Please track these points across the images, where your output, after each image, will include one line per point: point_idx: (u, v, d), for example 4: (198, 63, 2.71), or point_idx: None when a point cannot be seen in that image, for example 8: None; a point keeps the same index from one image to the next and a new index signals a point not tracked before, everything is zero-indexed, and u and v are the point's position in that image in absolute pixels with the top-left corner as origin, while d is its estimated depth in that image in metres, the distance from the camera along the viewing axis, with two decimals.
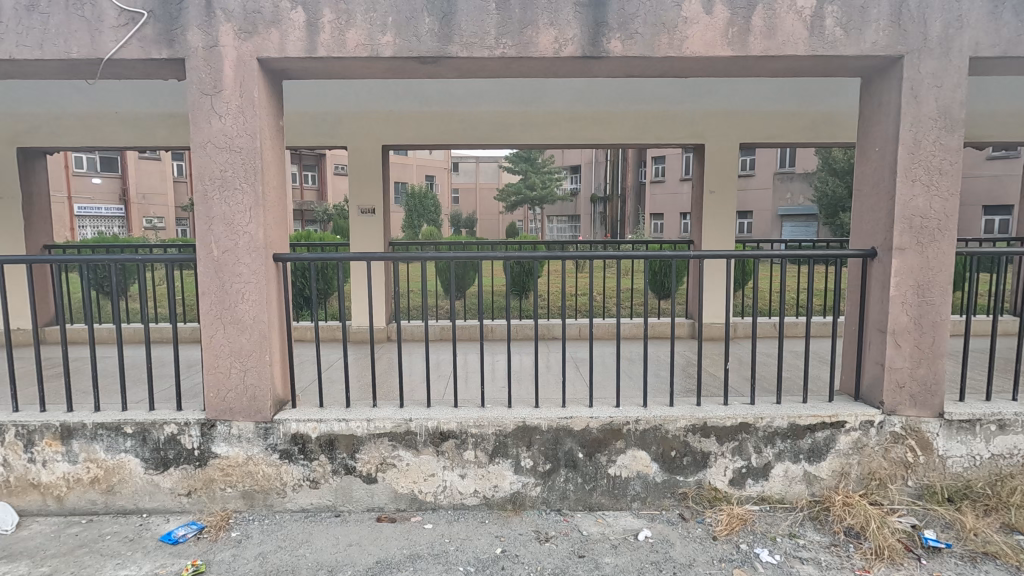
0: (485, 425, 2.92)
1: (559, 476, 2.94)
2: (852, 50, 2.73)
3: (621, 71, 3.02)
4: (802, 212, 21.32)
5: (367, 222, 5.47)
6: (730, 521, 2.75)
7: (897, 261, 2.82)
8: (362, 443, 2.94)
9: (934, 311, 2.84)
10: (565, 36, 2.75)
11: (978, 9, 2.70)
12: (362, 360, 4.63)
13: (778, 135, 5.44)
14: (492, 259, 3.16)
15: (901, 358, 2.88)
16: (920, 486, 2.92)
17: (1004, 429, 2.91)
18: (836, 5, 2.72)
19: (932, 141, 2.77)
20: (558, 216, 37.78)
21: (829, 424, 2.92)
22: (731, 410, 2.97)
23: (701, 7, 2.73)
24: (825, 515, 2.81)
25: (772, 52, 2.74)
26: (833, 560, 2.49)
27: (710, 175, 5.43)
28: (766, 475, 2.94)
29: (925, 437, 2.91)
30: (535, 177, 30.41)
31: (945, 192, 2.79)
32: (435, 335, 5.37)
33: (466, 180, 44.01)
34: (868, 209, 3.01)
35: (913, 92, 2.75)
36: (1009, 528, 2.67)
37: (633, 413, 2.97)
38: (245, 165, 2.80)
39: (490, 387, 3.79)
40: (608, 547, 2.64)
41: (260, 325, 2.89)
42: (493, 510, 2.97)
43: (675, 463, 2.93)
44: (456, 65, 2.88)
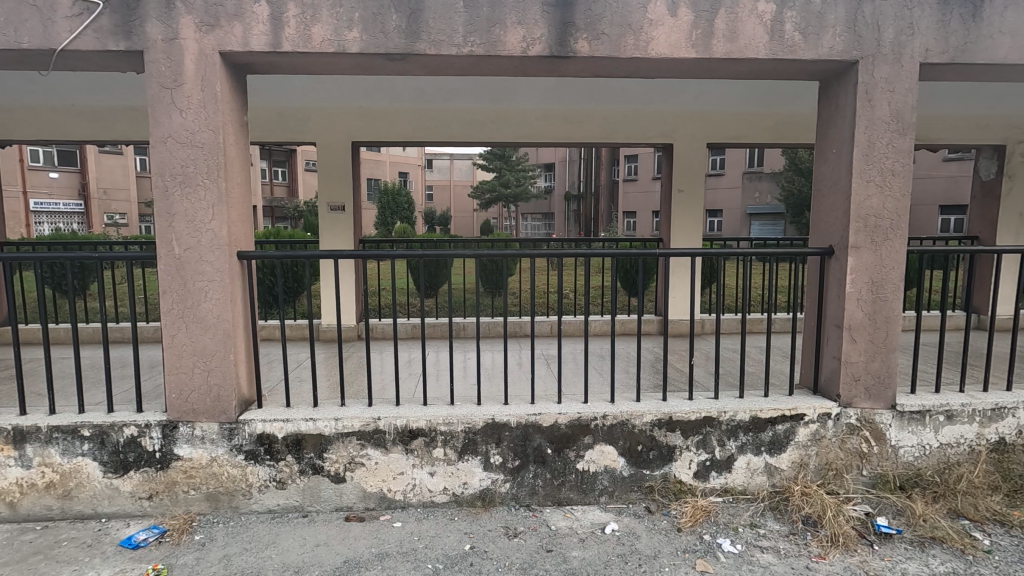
0: (453, 423, 2.93)
1: (528, 472, 2.97)
2: (810, 55, 2.82)
3: (589, 70, 3.05)
4: (769, 211, 21.84)
5: (337, 220, 5.43)
6: (695, 512, 2.82)
7: (852, 260, 2.93)
8: (329, 442, 2.92)
9: (887, 308, 2.96)
10: (533, 35, 2.76)
11: (927, 17, 2.81)
12: (331, 359, 4.59)
13: (743, 137, 5.59)
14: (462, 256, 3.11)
15: (857, 352, 2.99)
16: (874, 475, 3.04)
17: (951, 420, 3.05)
18: (795, 10, 2.80)
19: (886, 144, 2.88)
20: (532, 214, 37.86)
21: (788, 417, 3.01)
22: (695, 405, 3.04)
23: (666, 9, 2.78)
24: (784, 505, 2.90)
25: (734, 55, 2.81)
26: (791, 548, 2.58)
27: (678, 174, 5.53)
28: (729, 468, 3.01)
29: (879, 428, 3.03)
30: (510, 176, 30.45)
31: (897, 193, 2.91)
32: (405, 334, 5.34)
33: (440, 177, 43.80)
34: (827, 209, 3.11)
35: (867, 97, 2.85)
36: (955, 514, 2.80)
37: (600, 408, 3.01)
38: (208, 160, 2.74)
39: (460, 384, 3.81)
40: (575, 541, 2.68)
41: (224, 324, 2.84)
42: (463, 507, 2.98)
43: (641, 458, 2.98)
44: (423, 62, 2.87)
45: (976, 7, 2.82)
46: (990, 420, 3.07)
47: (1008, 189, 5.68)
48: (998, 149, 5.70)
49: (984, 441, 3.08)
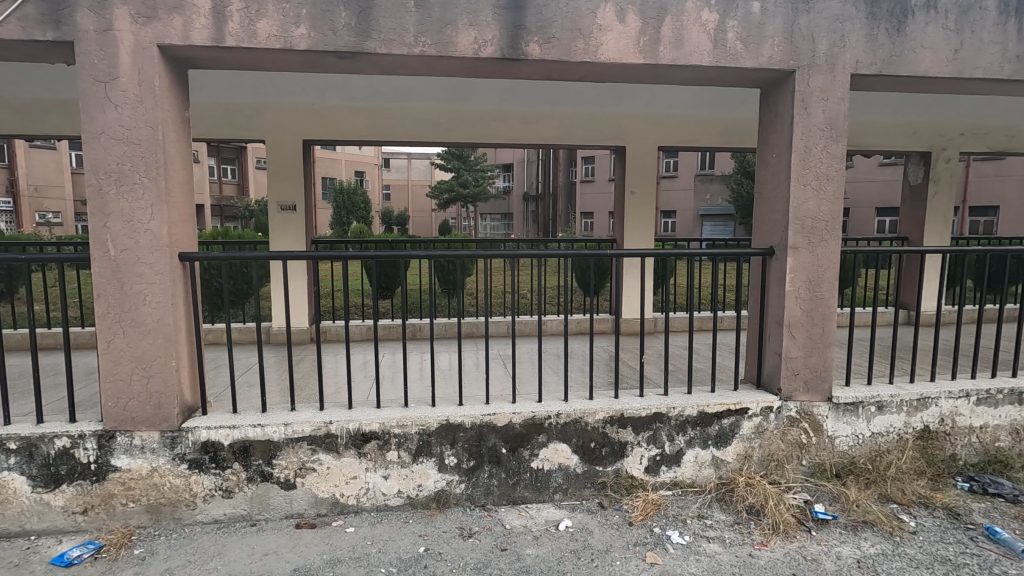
0: (408, 425, 2.91)
1: (483, 472, 2.98)
2: (750, 63, 2.94)
3: (541, 72, 3.08)
4: (720, 212, 22.59)
5: (287, 220, 5.29)
6: (645, 506, 2.89)
7: (790, 259, 3.07)
8: (279, 448, 2.85)
9: (823, 305, 3.12)
10: (484, 37, 2.78)
11: (857, 30, 2.98)
12: (281, 363, 4.47)
13: (692, 140, 5.76)
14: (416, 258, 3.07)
15: (796, 348, 3.14)
16: (812, 465, 3.19)
17: (882, 410, 3.24)
18: (736, 20, 2.91)
19: (821, 150, 3.04)
20: (491, 214, 37.88)
21: (734, 411, 3.13)
22: (646, 402, 3.12)
23: (615, 15, 2.84)
24: (730, 496, 3.01)
25: (680, 62, 2.90)
26: (736, 537, 2.69)
27: (630, 176, 5.65)
28: (678, 462, 3.11)
29: (817, 419, 3.19)
30: (468, 175, 30.33)
31: (831, 196, 3.07)
32: (358, 336, 5.27)
33: (397, 176, 43.22)
34: (768, 211, 3.25)
35: (803, 104, 3.00)
36: (885, 499, 2.98)
37: (554, 407, 3.05)
38: (146, 158, 2.63)
39: (414, 386, 3.78)
40: (529, 538, 2.71)
41: (166, 328, 2.73)
42: (417, 509, 2.96)
43: (595, 455, 3.04)
44: (374, 61, 2.84)
45: (901, 23, 3.01)
46: (916, 410, 3.27)
47: (932, 194, 6.07)
48: (924, 156, 6.06)
49: (911, 429, 3.28)
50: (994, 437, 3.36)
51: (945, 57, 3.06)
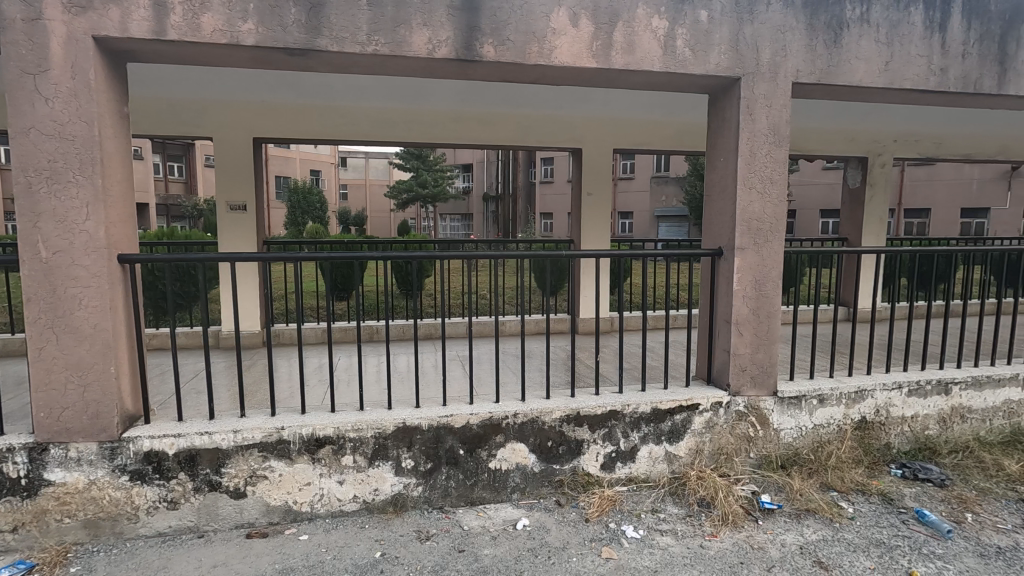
0: (363, 429, 2.87)
1: (440, 474, 2.96)
2: (699, 69, 3.03)
3: (496, 74, 3.09)
4: (674, 213, 23.19)
5: (237, 220, 5.13)
6: (601, 502, 2.94)
7: (737, 260, 3.19)
8: (228, 456, 2.76)
9: (768, 303, 3.26)
10: (439, 37, 2.77)
11: (797, 41, 3.12)
12: (230, 368, 4.33)
13: (646, 143, 5.89)
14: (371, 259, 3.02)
15: (743, 345, 3.26)
16: (760, 457, 3.32)
17: (823, 403, 3.40)
18: (685, 28, 3.00)
19: (765, 154, 3.17)
20: (451, 214, 37.71)
21: (685, 407, 3.22)
22: (601, 400, 3.17)
23: (568, 20, 2.88)
24: (682, 490, 3.10)
25: (631, 67, 2.97)
26: (687, 529, 2.77)
27: (586, 178, 5.74)
28: (633, 458, 3.17)
29: (764, 413, 3.32)
30: (428, 175, 30.08)
31: (775, 199, 3.20)
32: (311, 338, 5.16)
33: (355, 175, 42.43)
34: (716, 213, 3.36)
35: (749, 110, 3.12)
36: (827, 487, 3.13)
37: (511, 407, 3.06)
38: (81, 155, 2.50)
39: (371, 389, 3.73)
40: (487, 539, 2.72)
41: (104, 334, 2.60)
42: (374, 514, 2.92)
43: (552, 453, 3.08)
44: (326, 58, 2.79)
45: (837, 35, 3.17)
46: (854, 402, 3.45)
47: (869, 196, 6.42)
48: (862, 161, 6.40)
49: (849, 420, 3.46)
50: (924, 426, 3.58)
51: (876, 68, 3.24)
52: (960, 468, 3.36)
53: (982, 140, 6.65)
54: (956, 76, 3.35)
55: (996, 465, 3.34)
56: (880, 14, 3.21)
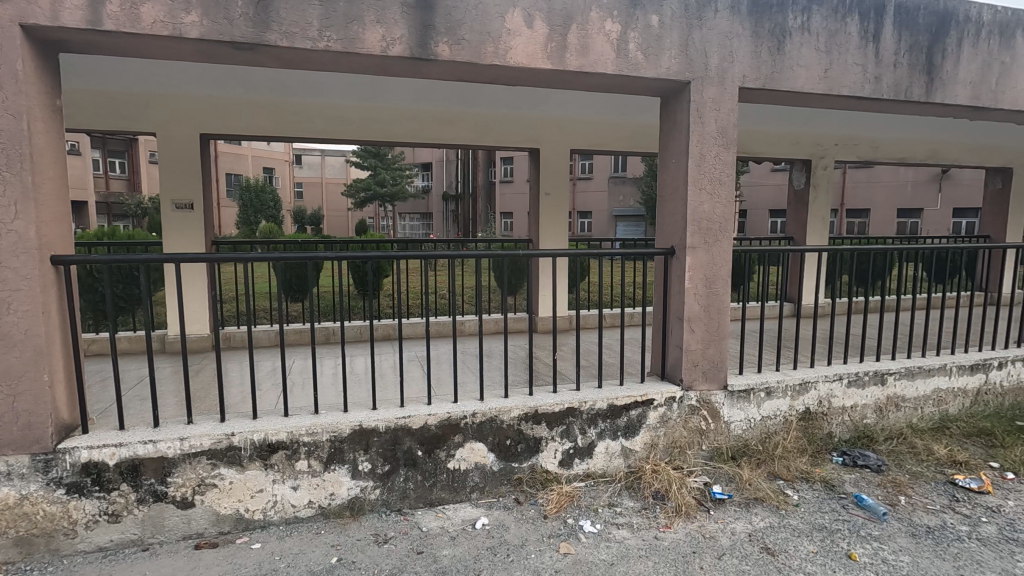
0: (318, 432, 2.81)
1: (398, 476, 2.93)
2: (651, 73, 3.11)
3: (452, 73, 3.08)
4: (632, 213, 23.67)
5: (183, 219, 4.93)
6: (560, 499, 2.98)
7: (689, 258, 3.29)
8: (174, 465, 2.65)
9: (718, 300, 3.37)
10: (392, 35, 2.74)
11: (744, 47, 3.24)
12: (175, 373, 4.15)
13: (603, 144, 5.99)
14: (329, 260, 2.96)
15: (695, 341, 3.36)
16: (711, 449, 3.43)
17: (770, 395, 3.54)
18: (637, 32, 3.06)
19: (714, 157, 3.27)
20: (411, 214, 37.30)
21: (640, 402, 3.30)
22: (559, 397, 3.21)
23: (523, 20, 2.90)
24: (638, 483, 3.17)
25: (585, 69, 3.01)
26: (643, 522, 2.84)
27: (544, 178, 5.79)
28: (590, 454, 3.23)
29: (715, 407, 3.44)
30: (386, 173, 29.64)
31: (723, 199, 3.31)
32: (262, 341, 5.01)
33: (310, 173, 41.38)
34: (668, 213, 3.45)
35: (698, 114, 3.22)
36: (774, 476, 3.27)
37: (469, 407, 3.06)
38: (7, 149, 2.35)
39: (325, 392, 3.65)
40: (446, 539, 2.71)
41: (36, 339, 2.46)
42: (330, 519, 2.87)
43: (510, 452, 3.09)
44: (275, 54, 2.71)
45: (780, 42, 3.30)
46: (799, 394, 3.61)
47: (813, 198, 6.73)
48: (806, 163, 6.69)
49: (795, 411, 3.62)
50: (863, 415, 3.78)
51: (817, 75, 3.40)
52: (894, 454, 3.56)
53: (915, 144, 7.05)
54: (889, 84, 3.56)
55: (927, 450, 3.56)
56: (820, 24, 3.37)
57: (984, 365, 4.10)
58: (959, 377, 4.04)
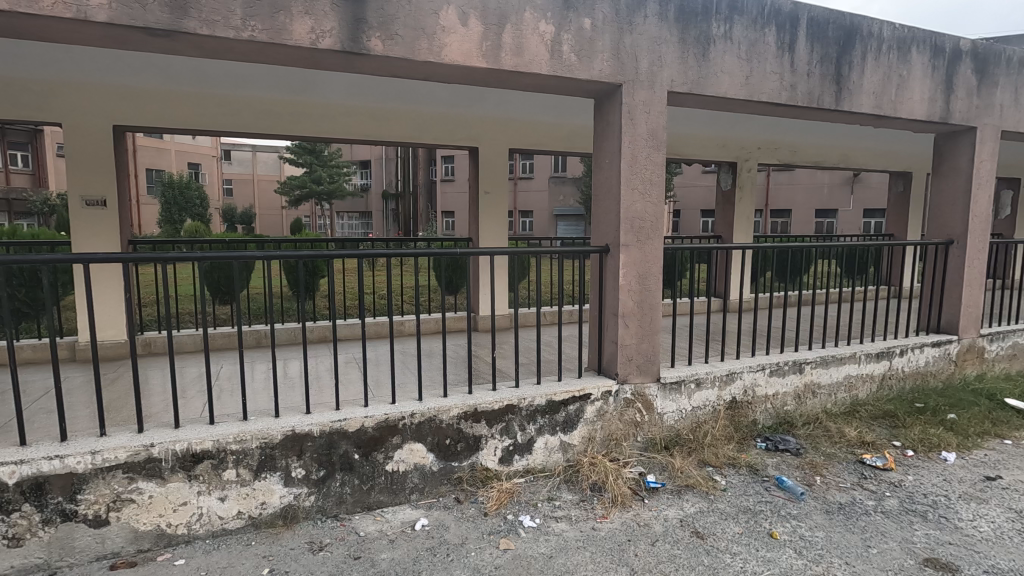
0: (247, 440, 2.69)
1: (334, 481, 2.85)
2: (584, 75, 3.18)
3: (385, 69, 3.03)
4: (572, 212, 24.10)
5: (94, 217, 4.58)
6: (500, 495, 3.00)
7: (622, 256, 3.39)
8: (84, 481, 2.46)
9: (651, 296, 3.49)
10: (322, 27, 2.65)
11: (671, 52, 3.37)
12: (87, 382, 3.86)
13: (540, 144, 6.06)
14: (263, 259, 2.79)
15: (629, 336, 3.47)
16: (646, 440, 3.56)
17: (699, 386, 3.70)
18: (570, 34, 3.12)
19: (645, 157, 3.39)
20: (349, 213, 36.33)
21: (578, 397, 3.36)
22: (498, 395, 3.22)
23: (457, 18, 2.89)
24: (576, 476, 3.24)
25: (520, 69, 3.03)
26: (581, 514, 2.91)
27: (483, 177, 5.80)
28: (529, 450, 3.26)
29: (649, 399, 3.56)
30: (323, 171, 28.70)
31: (654, 199, 3.44)
32: (185, 346, 4.73)
33: (240, 170, 39.47)
34: (603, 212, 3.53)
35: (630, 115, 3.32)
36: (704, 464, 3.42)
37: (408, 407, 3.03)
38: None
39: (255, 398, 3.49)
40: (384, 543, 2.66)
41: None
42: (261, 529, 2.75)
43: (450, 451, 3.08)
44: (195, 42, 2.57)
45: (705, 49, 3.46)
46: (726, 384, 3.80)
47: (739, 199, 7.10)
48: (732, 166, 7.05)
49: (722, 400, 3.80)
50: (783, 403, 4.03)
51: (739, 81, 3.58)
52: (812, 437, 3.82)
53: (829, 149, 7.57)
54: (803, 92, 3.80)
55: (839, 433, 3.84)
56: (741, 33, 3.55)
57: (888, 353, 4.46)
58: (868, 364, 4.37)
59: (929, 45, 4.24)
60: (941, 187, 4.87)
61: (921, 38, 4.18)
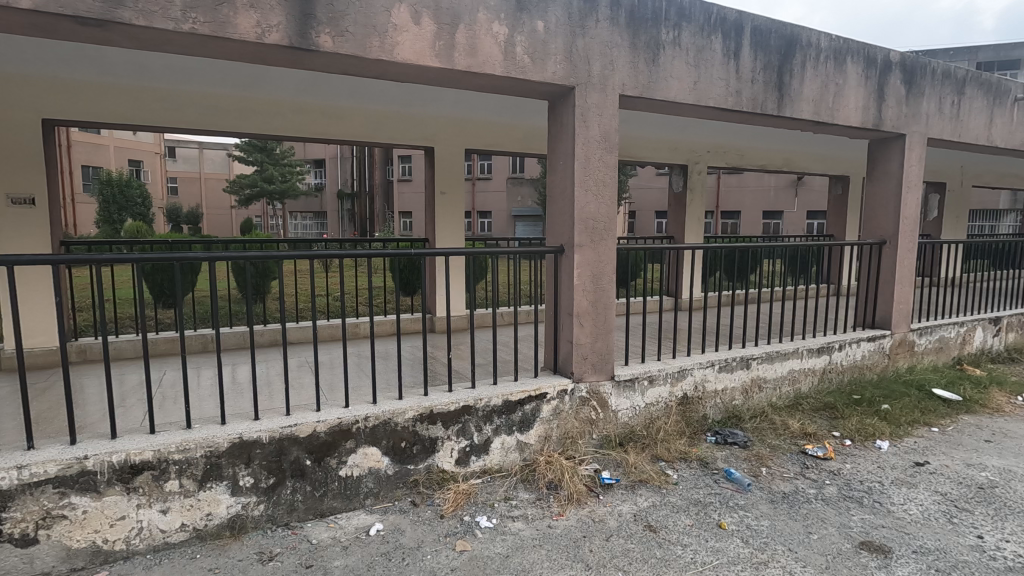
0: (191, 449, 2.59)
1: (285, 488, 2.77)
2: (537, 77, 3.20)
3: (336, 66, 2.97)
4: (530, 213, 24.24)
5: (21, 216, 4.30)
6: (456, 497, 2.99)
7: (576, 256, 3.43)
8: (9, 499, 2.31)
9: (604, 295, 3.55)
10: (269, 22, 2.58)
11: (623, 56, 3.44)
12: (12, 393, 3.61)
13: (496, 145, 6.07)
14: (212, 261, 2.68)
15: (584, 335, 3.52)
16: (601, 437, 3.62)
17: (652, 383, 3.79)
18: (523, 36, 3.14)
19: (598, 159, 3.44)
20: (303, 213, 35.39)
21: (534, 397, 3.39)
22: (454, 396, 3.21)
23: (409, 16, 2.86)
24: (533, 475, 3.27)
25: (474, 69, 3.03)
26: (537, 512, 2.93)
27: (439, 177, 5.77)
28: (486, 450, 3.26)
29: (604, 396, 3.62)
30: (274, 169, 27.82)
31: (607, 200, 3.50)
32: (124, 352, 4.50)
33: (186, 167, 37.84)
34: (557, 213, 3.57)
35: (583, 118, 3.36)
36: (656, 459, 3.51)
37: (362, 411, 2.98)
38: None
39: (200, 405, 3.35)
40: (338, 550, 2.60)
41: None
42: (207, 541, 2.64)
43: (406, 453, 3.04)
44: (131, 33, 2.45)
45: (655, 55, 3.55)
46: (678, 380, 3.90)
47: (690, 200, 7.32)
48: (683, 168, 7.26)
49: (675, 397, 3.91)
50: (732, 397, 4.17)
51: (687, 86, 3.69)
52: (758, 430, 3.97)
53: (774, 153, 7.90)
54: (748, 98, 3.95)
55: (784, 425, 4.01)
56: (689, 39, 3.66)
57: (828, 348, 4.68)
58: (810, 359, 4.58)
59: (862, 56, 4.49)
60: (875, 191, 5.16)
61: (855, 49, 4.43)
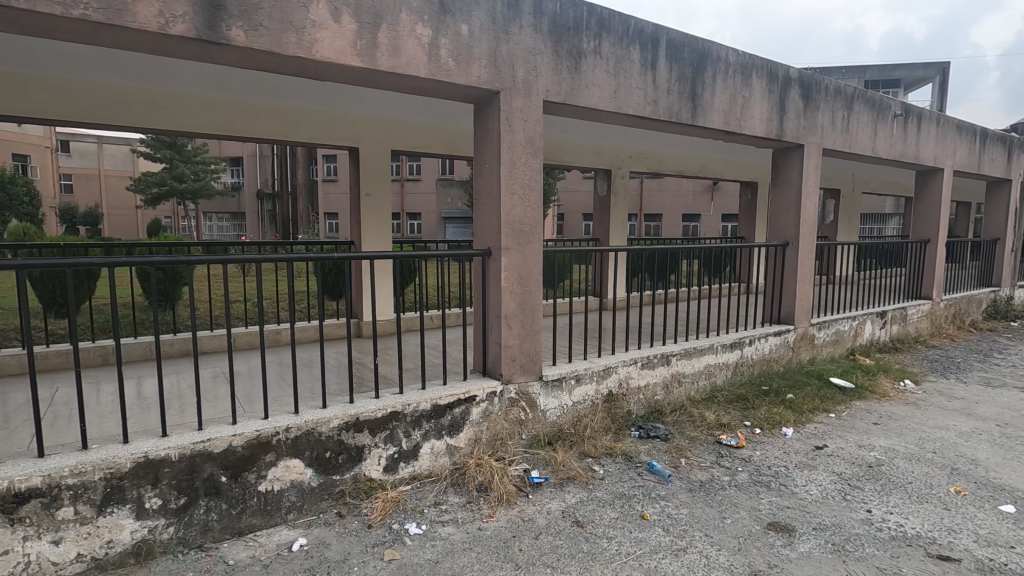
0: (88, 472, 2.37)
1: (197, 508, 2.61)
2: (462, 80, 3.21)
3: (249, 62, 2.83)
4: (460, 215, 24.17)
5: None
6: (384, 505, 2.93)
7: (503, 259, 3.46)
8: None
9: (531, 297, 3.61)
10: (173, 12, 2.42)
11: (546, 62, 3.52)
12: None
13: (423, 146, 6.01)
14: (111, 266, 2.47)
15: (512, 336, 3.56)
16: (530, 437, 3.67)
17: (578, 381, 3.89)
18: (447, 38, 3.13)
19: (523, 163, 3.50)
20: (218, 215, 33.37)
21: (462, 400, 3.38)
22: (381, 402, 3.15)
23: (329, 13, 2.78)
24: (462, 478, 3.26)
25: (398, 70, 2.99)
26: (467, 515, 2.93)
27: (364, 178, 5.63)
28: (415, 456, 3.21)
29: (532, 397, 3.67)
30: (184, 167, 25.96)
31: (532, 203, 3.56)
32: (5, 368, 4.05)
33: (81, 164, 34.61)
34: (484, 215, 3.58)
35: (508, 122, 3.40)
36: (583, 455, 3.60)
37: (283, 421, 2.85)
38: None
39: (98, 424, 3.08)
40: (258, 569, 2.47)
41: None
42: (108, 571, 2.43)
43: (330, 464, 2.95)
44: (10, 16, 2.22)
45: (577, 62, 3.65)
46: (603, 378, 4.03)
47: (613, 203, 7.58)
48: (607, 172, 7.52)
49: (600, 394, 4.03)
50: (654, 392, 4.36)
51: (608, 93, 3.83)
52: (678, 423, 4.18)
53: (690, 159, 8.34)
54: (664, 107, 4.16)
55: (701, 417, 4.25)
56: (609, 49, 3.80)
57: (740, 343, 5.00)
58: (723, 353, 4.87)
59: (765, 71, 4.84)
60: (779, 196, 5.57)
61: (759, 65, 4.77)
